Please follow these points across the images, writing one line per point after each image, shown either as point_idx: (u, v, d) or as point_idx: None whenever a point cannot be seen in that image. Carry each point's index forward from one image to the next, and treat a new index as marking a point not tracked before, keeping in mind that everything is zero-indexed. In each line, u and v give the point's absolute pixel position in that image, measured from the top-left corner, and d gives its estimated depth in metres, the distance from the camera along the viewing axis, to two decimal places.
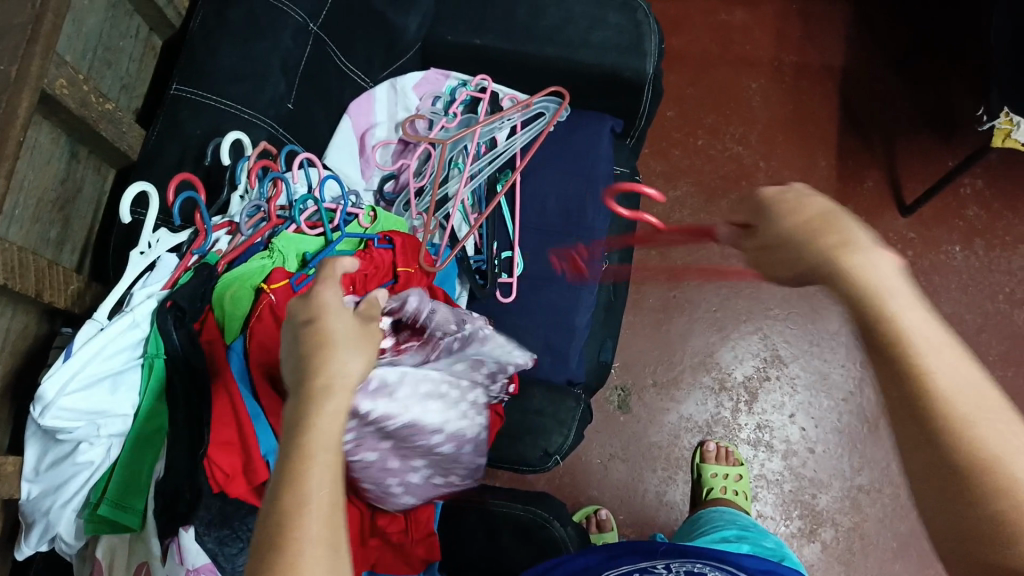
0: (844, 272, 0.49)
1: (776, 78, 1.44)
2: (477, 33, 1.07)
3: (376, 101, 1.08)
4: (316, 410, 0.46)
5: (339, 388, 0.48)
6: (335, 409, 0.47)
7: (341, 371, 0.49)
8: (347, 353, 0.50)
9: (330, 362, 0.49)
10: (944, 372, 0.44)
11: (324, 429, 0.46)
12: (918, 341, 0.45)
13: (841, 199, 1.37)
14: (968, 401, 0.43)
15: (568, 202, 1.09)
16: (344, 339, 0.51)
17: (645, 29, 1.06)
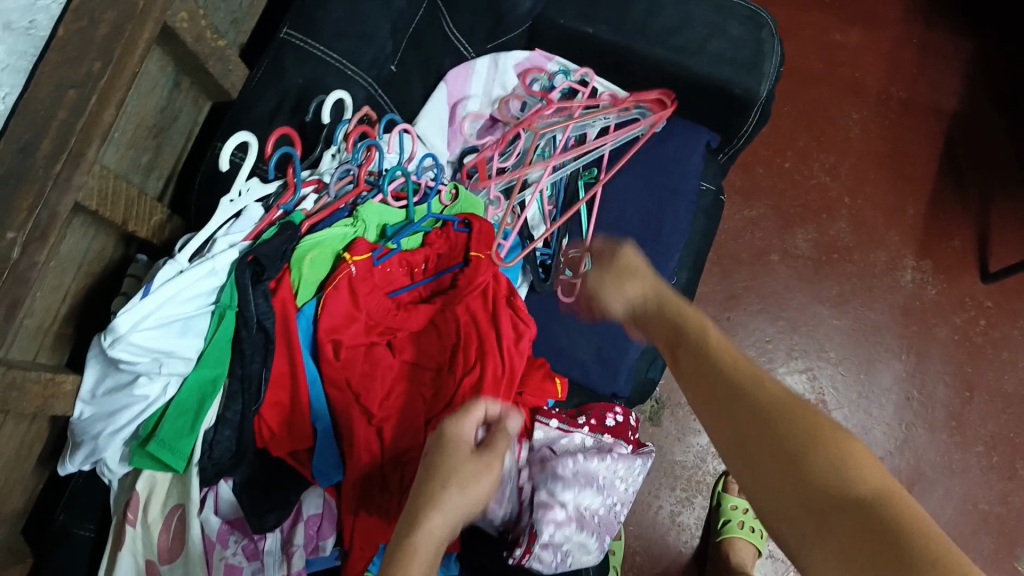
0: (653, 304, 0.70)
1: (880, 110, 1.36)
2: (590, 21, 1.03)
3: (474, 74, 1.04)
4: (425, 522, 0.55)
5: (450, 513, 0.56)
6: (442, 523, 0.56)
7: (455, 499, 0.57)
8: (472, 479, 0.59)
9: (451, 485, 0.58)
10: (745, 373, 0.55)
11: (423, 545, 0.54)
12: (730, 365, 0.57)
13: (922, 252, 1.31)
14: (803, 423, 0.49)
15: (648, 211, 1.06)
16: (460, 466, 0.59)
17: (767, 48, 1.00)
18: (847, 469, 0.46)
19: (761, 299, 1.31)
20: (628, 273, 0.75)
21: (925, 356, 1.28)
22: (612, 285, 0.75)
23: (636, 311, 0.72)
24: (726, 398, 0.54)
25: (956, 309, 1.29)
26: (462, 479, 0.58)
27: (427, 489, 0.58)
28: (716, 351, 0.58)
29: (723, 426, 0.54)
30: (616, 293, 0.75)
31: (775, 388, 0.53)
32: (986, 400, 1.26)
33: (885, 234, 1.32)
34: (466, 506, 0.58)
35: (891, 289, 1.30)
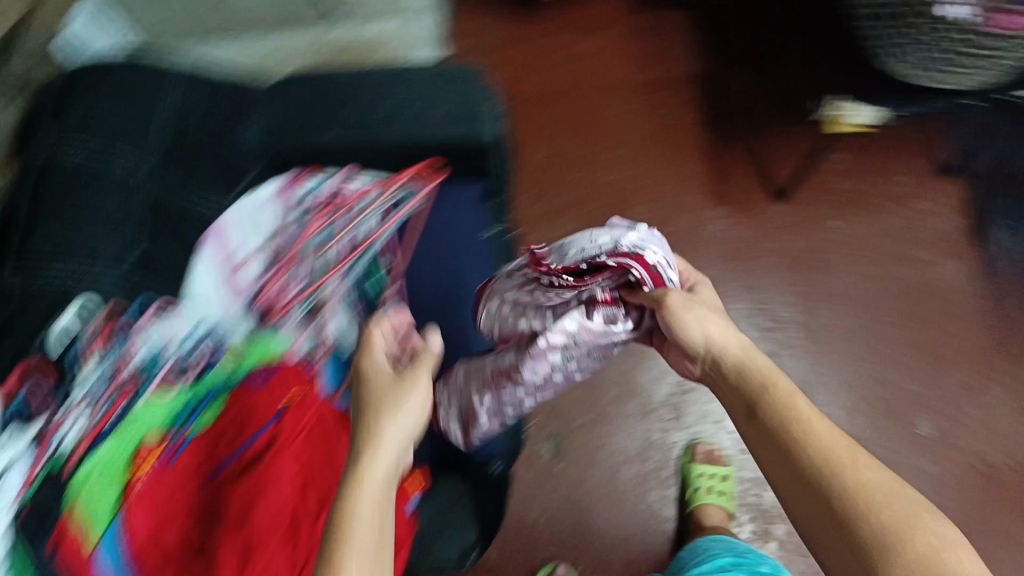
0: (731, 365, 0.66)
1: (635, 95, 1.41)
2: (315, 131, 1.02)
3: (229, 227, 1.01)
4: (381, 445, 0.63)
5: (398, 426, 0.65)
6: (394, 441, 0.64)
7: (398, 419, 0.66)
8: (402, 401, 0.67)
9: (385, 409, 0.66)
10: (824, 446, 0.58)
11: (374, 468, 0.61)
12: (818, 444, 0.59)
13: (719, 199, 1.38)
14: (849, 462, 0.57)
15: (439, 277, 1.06)
16: (392, 391, 0.68)
17: (479, 98, 1.03)
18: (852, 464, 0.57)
19: None
20: (711, 308, 0.73)
21: (763, 289, 1.35)
22: (693, 318, 0.69)
23: (711, 361, 0.68)
24: (771, 433, 0.60)
25: (768, 236, 1.37)
26: (397, 401, 0.67)
27: (370, 419, 0.66)
28: (739, 373, 0.65)
29: (785, 477, 0.59)
30: (697, 328, 0.69)
31: (834, 450, 0.58)
32: (828, 303, 1.34)
33: (683, 198, 1.37)
34: (411, 423, 0.67)
35: (708, 242, 1.36)
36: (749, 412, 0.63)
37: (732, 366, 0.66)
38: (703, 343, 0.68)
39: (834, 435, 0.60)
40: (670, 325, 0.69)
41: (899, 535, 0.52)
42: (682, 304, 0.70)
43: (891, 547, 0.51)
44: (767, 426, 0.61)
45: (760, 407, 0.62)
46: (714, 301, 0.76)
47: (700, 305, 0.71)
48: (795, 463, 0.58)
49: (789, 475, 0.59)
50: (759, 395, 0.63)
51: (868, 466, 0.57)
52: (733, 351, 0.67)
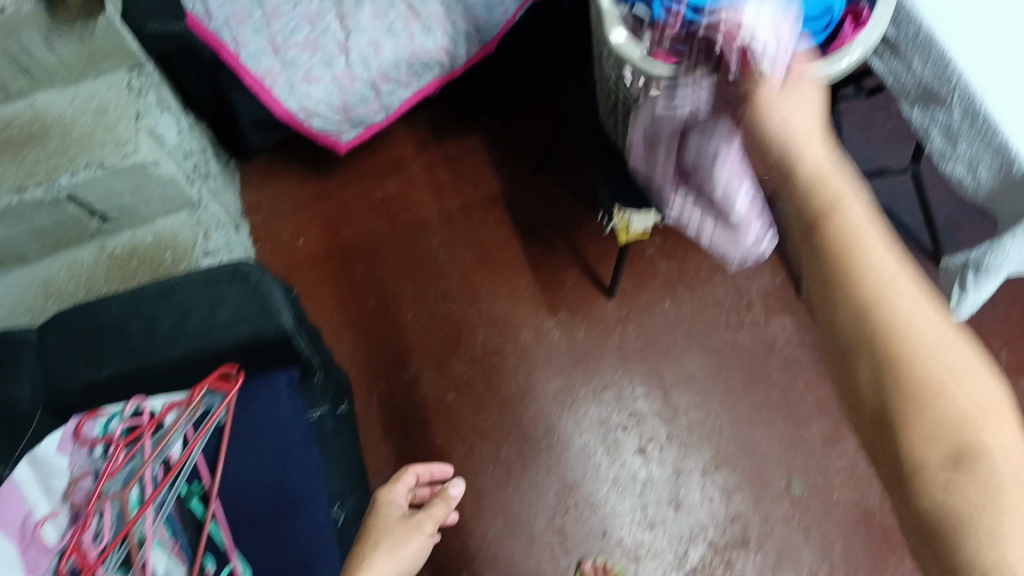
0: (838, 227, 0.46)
1: (449, 226, 1.44)
2: (98, 367, 0.97)
3: (19, 488, 0.93)
4: (376, 563, 0.92)
5: (388, 555, 0.94)
6: (387, 564, 0.93)
7: (384, 555, 0.94)
8: (410, 524, 1.00)
9: (396, 531, 0.97)
10: (920, 338, 0.44)
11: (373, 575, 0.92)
12: (917, 336, 0.44)
13: (554, 308, 1.39)
14: (954, 352, 0.44)
15: (273, 474, 1.03)
16: (403, 525, 1.00)
17: (267, 288, 1.01)
18: (877, 260, 0.45)
19: (464, 440, 1.32)
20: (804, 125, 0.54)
21: (614, 388, 1.35)
22: (781, 115, 0.54)
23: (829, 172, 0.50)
24: (818, 270, 0.47)
25: (609, 334, 1.38)
26: (399, 535, 0.98)
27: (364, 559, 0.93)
28: (803, 198, 0.49)
29: (854, 328, 0.45)
30: (791, 119, 0.54)
31: (886, 315, 0.44)
32: (679, 387, 1.35)
33: (518, 315, 1.39)
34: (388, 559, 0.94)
35: (552, 353, 1.37)
36: (810, 236, 0.47)
37: (809, 171, 0.50)
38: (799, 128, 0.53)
39: (925, 306, 0.45)
40: (753, 119, 0.56)
41: (924, 421, 0.43)
42: (771, 100, 0.56)
43: (940, 433, 0.43)
44: (859, 325, 0.45)
45: (829, 246, 0.46)
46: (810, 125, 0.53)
47: (771, 108, 0.55)
48: (834, 318, 0.46)
49: (843, 337, 0.46)
50: (812, 188, 0.49)
51: (940, 341, 0.44)
52: (811, 168, 0.50)
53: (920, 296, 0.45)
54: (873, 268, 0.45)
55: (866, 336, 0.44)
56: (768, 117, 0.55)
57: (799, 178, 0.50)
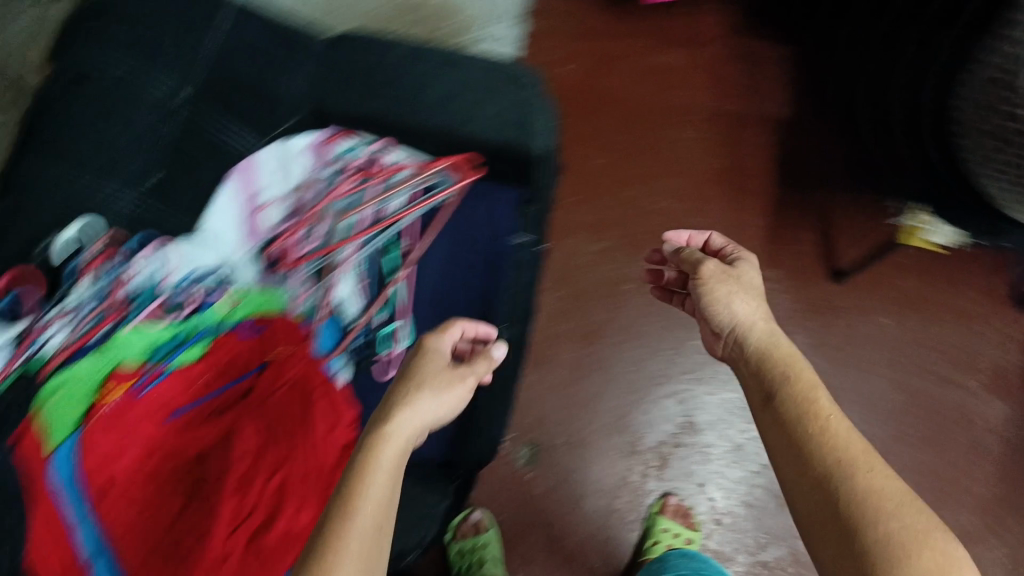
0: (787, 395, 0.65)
1: (714, 127, 1.34)
2: (364, 99, 1.00)
3: (261, 165, 1.00)
4: (388, 439, 0.64)
5: (416, 413, 0.68)
6: (407, 425, 0.66)
7: (426, 400, 0.69)
8: (441, 387, 0.71)
9: (427, 385, 0.71)
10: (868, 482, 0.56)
11: (391, 450, 0.64)
12: (859, 482, 0.56)
13: (772, 262, 1.31)
14: (898, 484, 0.55)
15: (465, 273, 1.05)
16: (438, 379, 0.72)
17: (539, 105, 0.96)
18: (829, 421, 0.62)
19: (621, 330, 1.30)
20: (746, 287, 0.77)
21: None
22: (725, 293, 0.76)
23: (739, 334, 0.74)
24: (782, 421, 0.64)
25: (813, 314, 1.29)
26: (436, 394, 0.70)
27: (388, 402, 0.69)
28: (764, 359, 0.70)
29: (802, 488, 0.59)
30: (721, 310, 0.76)
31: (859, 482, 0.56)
32: (852, 402, 1.25)
33: (735, 248, 1.31)
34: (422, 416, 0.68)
35: None
36: (771, 404, 0.66)
37: (757, 349, 0.72)
38: (730, 323, 0.75)
39: (855, 437, 0.60)
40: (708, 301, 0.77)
41: (878, 543, 0.52)
42: (714, 278, 0.78)
43: (877, 546, 0.52)
44: (816, 478, 0.58)
45: (783, 402, 0.65)
46: (755, 282, 0.78)
47: (722, 287, 0.77)
48: (808, 465, 0.59)
49: (804, 477, 0.59)
50: (766, 351, 0.71)
51: (883, 475, 0.56)
52: (755, 332, 0.73)
53: (846, 424, 0.62)
54: (838, 456, 0.58)
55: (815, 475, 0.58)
56: (726, 286, 0.77)
57: (749, 343, 0.72)
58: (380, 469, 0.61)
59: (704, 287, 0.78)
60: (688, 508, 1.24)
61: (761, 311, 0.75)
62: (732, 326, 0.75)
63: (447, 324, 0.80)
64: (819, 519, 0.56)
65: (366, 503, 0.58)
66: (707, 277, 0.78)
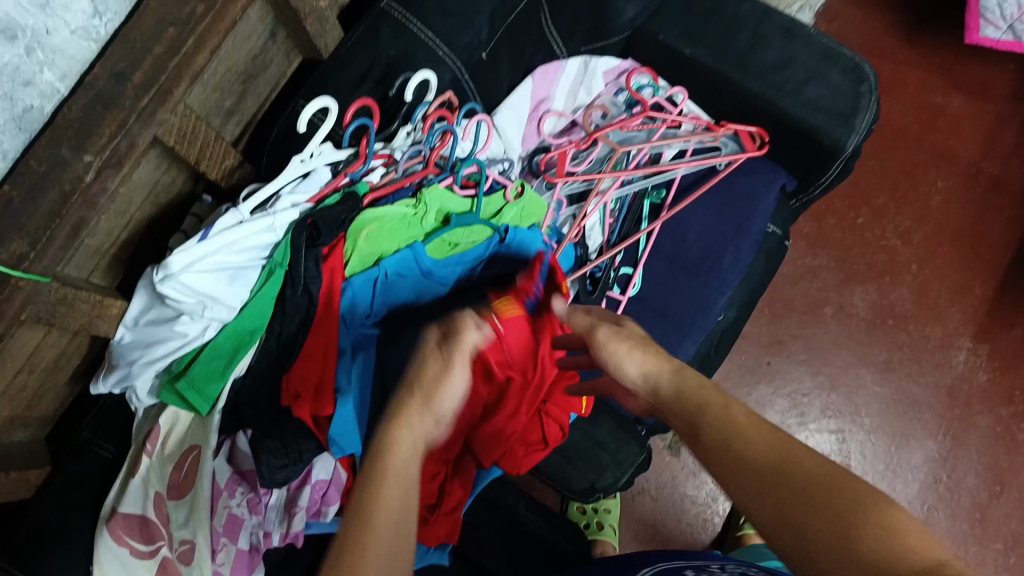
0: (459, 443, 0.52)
1: (967, 184, 1.32)
2: (690, 42, 0.97)
3: (563, 74, 1.00)
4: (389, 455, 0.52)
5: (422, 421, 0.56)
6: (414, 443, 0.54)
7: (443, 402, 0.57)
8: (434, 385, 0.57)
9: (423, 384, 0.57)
10: (802, 475, 0.43)
11: (409, 439, 0.54)
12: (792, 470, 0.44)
13: (980, 335, 1.27)
14: (818, 462, 0.44)
15: (710, 243, 1.01)
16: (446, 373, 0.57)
17: (863, 104, 0.94)
18: (738, 438, 0.47)
19: (806, 350, 1.27)
20: (638, 345, 0.57)
21: (961, 442, 1.24)
22: (620, 349, 0.57)
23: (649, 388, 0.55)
24: (710, 450, 0.48)
25: (1004, 401, 1.25)
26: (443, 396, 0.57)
27: (404, 397, 0.57)
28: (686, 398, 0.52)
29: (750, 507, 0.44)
30: (619, 364, 0.56)
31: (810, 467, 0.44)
32: (1016, 498, 1.22)
33: (947, 310, 1.28)
34: (440, 408, 0.57)
35: (943, 366, 1.26)
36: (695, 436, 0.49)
37: (660, 394, 0.53)
38: (628, 373, 0.56)
39: (767, 437, 0.46)
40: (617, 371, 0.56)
41: (866, 524, 0.40)
42: (599, 347, 0.58)
43: (863, 530, 0.39)
44: (751, 488, 0.44)
45: (697, 439, 0.49)
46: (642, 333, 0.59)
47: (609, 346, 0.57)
48: (731, 472, 0.46)
49: (748, 491, 0.44)
50: (683, 383, 0.53)
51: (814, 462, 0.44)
52: (652, 366, 0.55)
53: (751, 427, 0.48)
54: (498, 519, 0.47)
55: (755, 472, 0.45)
56: (605, 337, 0.58)
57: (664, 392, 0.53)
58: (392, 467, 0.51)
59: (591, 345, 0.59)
60: None
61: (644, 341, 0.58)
62: (643, 380, 0.55)
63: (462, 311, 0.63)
64: (773, 529, 0.42)
65: (386, 504, 0.49)
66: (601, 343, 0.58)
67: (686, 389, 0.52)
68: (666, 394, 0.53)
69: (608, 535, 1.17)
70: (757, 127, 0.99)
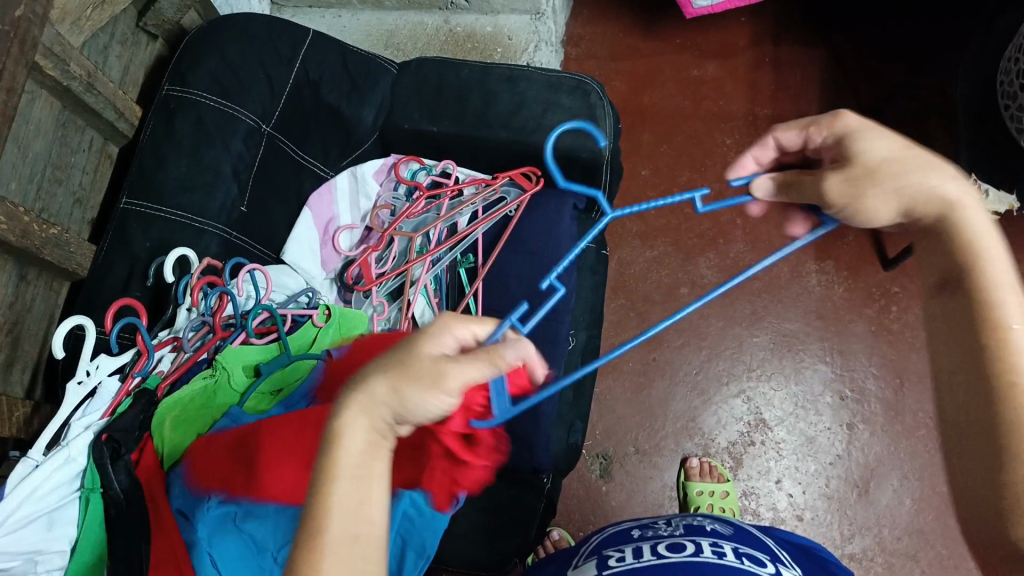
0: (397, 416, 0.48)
1: (752, 130, 1.44)
2: (433, 120, 1.05)
3: (337, 191, 1.05)
4: (343, 449, 0.47)
5: (392, 407, 0.47)
6: (371, 428, 0.48)
7: (415, 389, 0.47)
8: (423, 371, 0.48)
9: (400, 372, 0.48)
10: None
11: (364, 425, 0.47)
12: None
13: (822, 254, 1.35)
14: None
15: (530, 286, 1.03)
16: (428, 358, 0.49)
17: (599, 111, 1.03)
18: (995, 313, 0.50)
19: (681, 333, 1.32)
20: (874, 164, 0.55)
21: (850, 353, 1.29)
22: (864, 144, 0.56)
23: (876, 176, 0.54)
24: (952, 313, 0.53)
25: (868, 302, 1.32)
26: (422, 377, 0.48)
27: (376, 378, 0.48)
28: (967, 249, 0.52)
29: (975, 399, 0.50)
30: (879, 197, 0.55)
31: None
32: (918, 382, 1.27)
33: (784, 245, 1.36)
34: (415, 413, 0.48)
35: (803, 294, 1.33)
36: (950, 280, 0.54)
37: (936, 223, 0.54)
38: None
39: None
40: (865, 153, 0.55)
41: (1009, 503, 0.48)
42: (901, 162, 0.54)
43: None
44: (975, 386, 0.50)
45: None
46: (885, 146, 0.55)
47: (878, 183, 0.54)
48: (979, 346, 0.50)
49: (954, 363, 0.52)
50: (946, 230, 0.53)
51: None
52: (900, 167, 0.54)
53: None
54: (365, 483, 0.47)
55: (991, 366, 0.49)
56: (857, 141, 0.56)
57: (926, 215, 0.54)
58: (341, 468, 0.46)
59: (884, 172, 0.54)
60: (713, 465, 1.24)
61: (906, 149, 0.55)
62: (855, 200, 0.55)
63: (483, 325, 0.54)
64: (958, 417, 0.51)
65: (331, 547, 0.45)
66: (847, 129, 0.58)
67: (943, 219, 0.53)
68: (949, 229, 0.53)
69: None
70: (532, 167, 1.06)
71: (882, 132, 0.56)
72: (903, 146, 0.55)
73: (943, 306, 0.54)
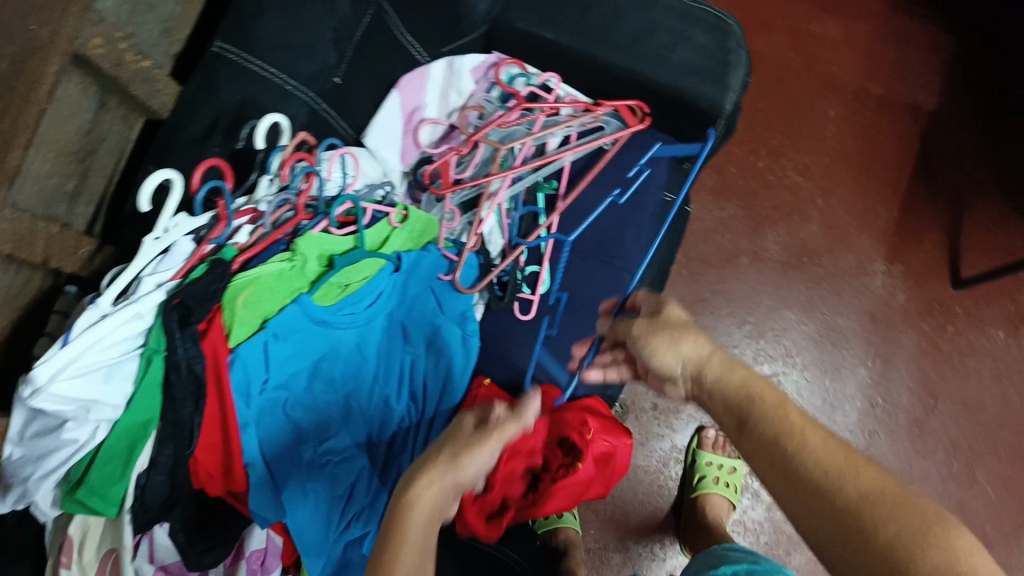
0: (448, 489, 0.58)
1: (857, 108, 1.35)
2: (548, 26, 0.97)
3: (429, 80, 0.98)
4: (410, 517, 0.55)
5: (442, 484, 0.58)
6: (440, 493, 0.58)
7: (458, 467, 0.59)
8: (466, 455, 0.60)
9: (450, 455, 0.60)
10: (827, 462, 0.57)
11: (428, 496, 0.57)
12: (821, 472, 0.57)
13: (892, 256, 1.31)
14: (867, 477, 0.55)
15: (608, 230, 0.99)
16: (473, 443, 0.62)
17: (733, 60, 0.94)
18: (798, 436, 0.60)
19: (730, 303, 1.30)
20: (677, 331, 0.75)
21: (891, 363, 1.28)
22: (664, 340, 0.74)
23: (695, 371, 0.72)
24: (759, 439, 0.63)
25: (924, 316, 1.29)
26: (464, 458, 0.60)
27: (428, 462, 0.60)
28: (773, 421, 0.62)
29: (816, 512, 0.56)
30: (670, 351, 0.74)
31: (858, 482, 0.55)
32: (950, 407, 1.26)
33: (857, 238, 1.31)
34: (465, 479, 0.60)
35: (861, 292, 1.30)
36: (743, 427, 0.65)
37: (786, 455, 0.59)
38: (681, 363, 0.73)
39: (833, 446, 0.58)
40: (717, 378, 0.70)
41: (916, 547, 0.50)
42: (652, 327, 0.77)
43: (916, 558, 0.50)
44: (824, 504, 0.56)
45: (757, 423, 0.64)
46: (682, 316, 0.78)
47: (710, 366, 0.71)
48: (791, 499, 0.58)
49: (805, 502, 0.57)
50: (777, 436, 0.61)
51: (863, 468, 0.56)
52: (717, 369, 0.70)
53: (813, 429, 0.60)
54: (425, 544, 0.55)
55: (830, 506, 0.55)
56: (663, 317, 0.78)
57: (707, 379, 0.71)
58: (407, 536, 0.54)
59: (643, 340, 0.77)
60: None
61: (704, 348, 0.72)
62: (683, 367, 0.73)
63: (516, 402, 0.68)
64: (817, 514, 0.56)
65: None
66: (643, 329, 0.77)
67: (770, 429, 0.62)
68: (755, 390, 0.66)
69: (567, 522, 1.17)
70: (643, 105, 0.99)
71: (680, 310, 0.79)
72: (691, 350, 0.73)
73: (746, 439, 0.64)
